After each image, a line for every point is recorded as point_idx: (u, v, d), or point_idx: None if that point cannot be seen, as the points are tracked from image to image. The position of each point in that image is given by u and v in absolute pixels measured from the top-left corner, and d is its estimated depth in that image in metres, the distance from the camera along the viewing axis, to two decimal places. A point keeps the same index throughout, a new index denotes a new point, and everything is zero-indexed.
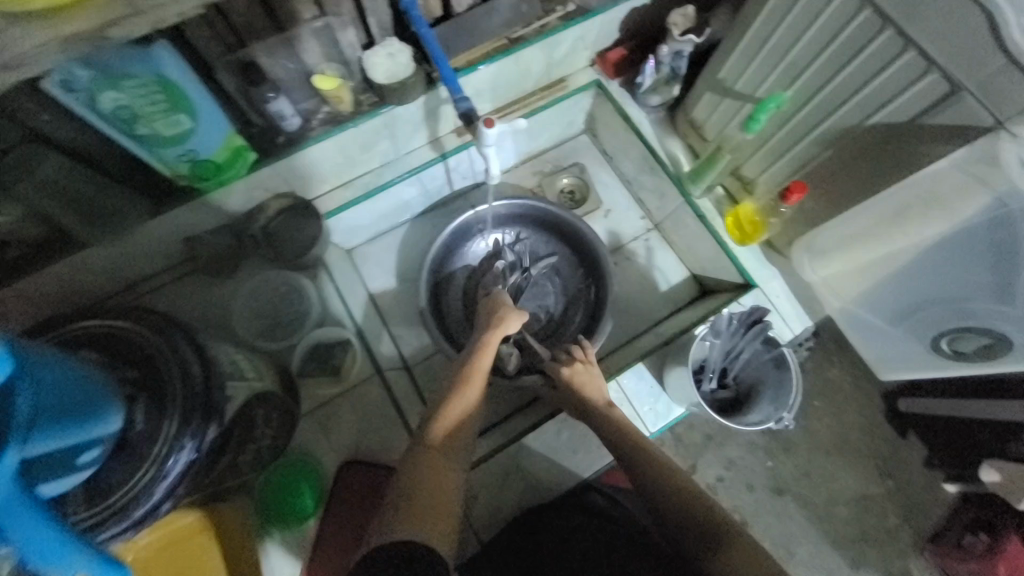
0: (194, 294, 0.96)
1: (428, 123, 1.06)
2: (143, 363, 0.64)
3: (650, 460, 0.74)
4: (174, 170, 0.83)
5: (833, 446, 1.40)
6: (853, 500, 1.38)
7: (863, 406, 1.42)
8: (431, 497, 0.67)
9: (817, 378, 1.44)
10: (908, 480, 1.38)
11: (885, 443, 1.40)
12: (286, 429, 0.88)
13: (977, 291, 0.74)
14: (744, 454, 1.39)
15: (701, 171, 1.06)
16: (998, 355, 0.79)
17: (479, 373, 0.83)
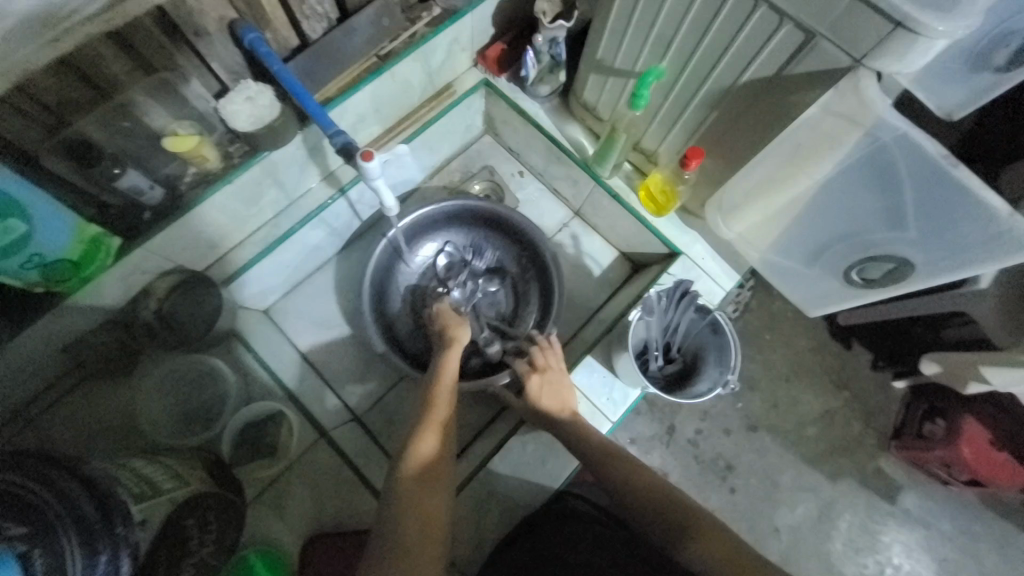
0: (93, 403, 0.87)
1: (315, 161, 0.98)
2: (25, 513, 0.52)
3: (626, 473, 0.79)
4: (26, 280, 0.72)
5: (792, 372, 1.47)
6: (819, 418, 1.45)
7: (809, 330, 1.50)
8: (416, 534, 0.66)
9: (764, 314, 1.50)
10: (862, 388, 1.47)
11: (836, 360, 1.49)
12: (236, 520, 0.79)
13: (874, 221, 0.77)
14: (714, 401, 1.44)
15: (604, 153, 1.04)
16: (903, 279, 0.83)
17: (446, 397, 0.82)
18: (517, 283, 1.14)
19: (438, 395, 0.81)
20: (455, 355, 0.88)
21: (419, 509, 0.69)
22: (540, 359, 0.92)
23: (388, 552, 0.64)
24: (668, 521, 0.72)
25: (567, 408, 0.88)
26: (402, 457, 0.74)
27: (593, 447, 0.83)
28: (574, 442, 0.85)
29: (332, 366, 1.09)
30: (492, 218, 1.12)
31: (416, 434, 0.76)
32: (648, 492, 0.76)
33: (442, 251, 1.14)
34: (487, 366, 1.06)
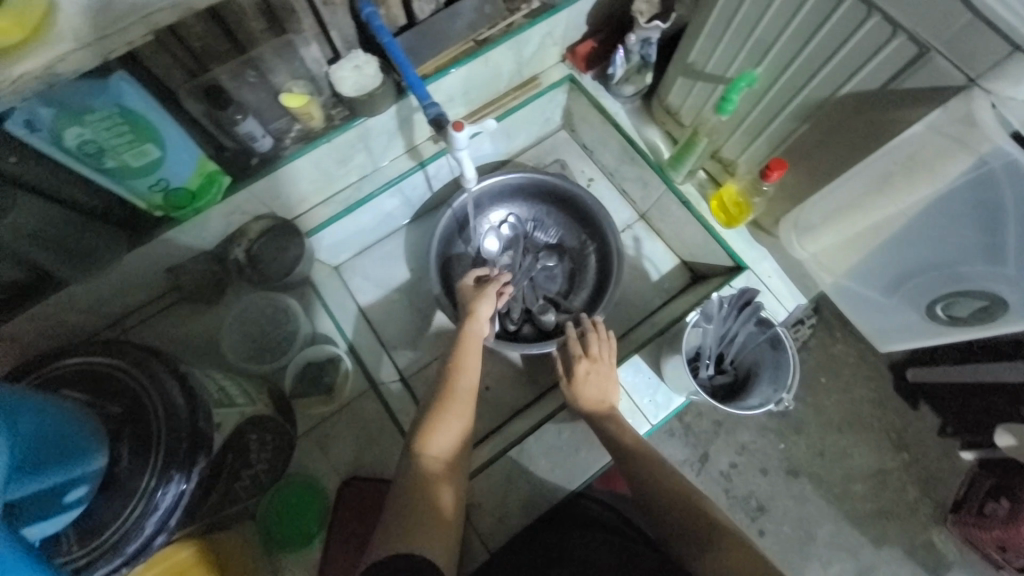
0: (182, 323, 0.98)
1: (403, 133, 1.05)
2: (121, 397, 0.61)
3: (655, 472, 0.79)
4: (149, 201, 0.82)
5: (845, 422, 1.39)
6: (870, 476, 1.36)
7: (872, 378, 1.41)
8: (425, 508, 0.67)
9: (823, 354, 1.42)
10: (923, 451, 1.37)
11: (897, 416, 1.39)
12: (286, 450, 0.86)
13: (972, 253, 0.72)
14: (753, 438, 1.38)
15: (681, 157, 1.04)
16: (994, 319, 0.77)
17: (469, 367, 0.83)
18: (575, 259, 1.18)
19: (460, 366, 0.83)
20: (477, 327, 0.90)
21: (443, 479, 0.72)
22: (599, 350, 0.93)
23: (401, 524, 0.64)
24: (690, 528, 0.72)
25: (608, 399, 0.89)
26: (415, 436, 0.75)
27: (624, 446, 0.83)
28: (609, 438, 0.85)
29: (386, 330, 1.15)
30: (559, 194, 1.16)
31: (435, 411, 0.77)
32: (674, 495, 0.75)
33: (506, 221, 1.18)
34: (540, 334, 1.10)
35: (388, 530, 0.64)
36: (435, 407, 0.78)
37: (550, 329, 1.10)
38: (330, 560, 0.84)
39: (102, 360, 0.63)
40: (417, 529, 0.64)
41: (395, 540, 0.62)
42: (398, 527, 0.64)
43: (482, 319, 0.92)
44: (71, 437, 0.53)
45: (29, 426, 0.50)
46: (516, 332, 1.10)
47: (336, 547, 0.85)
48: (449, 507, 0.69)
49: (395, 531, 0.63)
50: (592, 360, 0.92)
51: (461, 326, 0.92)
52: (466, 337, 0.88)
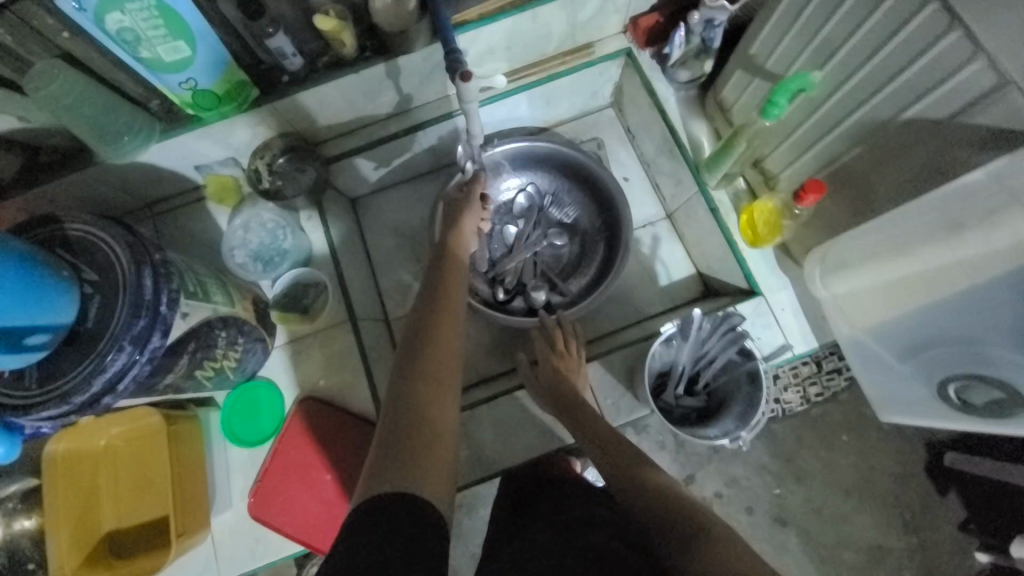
0: (201, 219, 1.06)
1: (436, 79, 1.03)
2: (101, 267, 0.66)
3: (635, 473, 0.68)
4: (179, 97, 0.87)
5: (855, 486, 1.27)
6: (866, 549, 1.24)
7: (901, 452, 1.28)
8: (423, 439, 0.60)
9: (847, 414, 1.29)
10: (936, 541, 1.24)
11: (919, 497, 1.25)
12: (258, 355, 0.94)
13: (1012, 330, 0.61)
14: (748, 475, 1.27)
15: (717, 158, 0.95)
16: (1009, 415, 0.67)
17: (457, 289, 0.78)
18: (585, 241, 1.12)
19: (448, 286, 0.78)
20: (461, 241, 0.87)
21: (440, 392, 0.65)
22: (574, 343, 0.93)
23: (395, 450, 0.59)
24: (666, 529, 0.60)
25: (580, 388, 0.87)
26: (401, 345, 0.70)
27: (606, 438, 0.76)
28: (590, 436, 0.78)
29: (392, 273, 1.17)
30: (583, 170, 1.11)
31: (428, 334, 0.70)
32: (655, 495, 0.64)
33: (523, 190, 1.13)
34: (530, 311, 1.07)
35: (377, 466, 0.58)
36: (428, 344, 0.69)
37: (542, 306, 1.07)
38: (269, 468, 0.91)
39: (94, 229, 0.68)
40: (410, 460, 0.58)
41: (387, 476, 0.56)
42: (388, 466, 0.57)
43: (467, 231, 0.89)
44: (40, 290, 0.58)
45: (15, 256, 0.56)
46: (505, 303, 1.07)
47: (279, 451, 0.92)
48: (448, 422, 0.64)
49: (386, 462, 0.58)
50: (563, 354, 0.91)
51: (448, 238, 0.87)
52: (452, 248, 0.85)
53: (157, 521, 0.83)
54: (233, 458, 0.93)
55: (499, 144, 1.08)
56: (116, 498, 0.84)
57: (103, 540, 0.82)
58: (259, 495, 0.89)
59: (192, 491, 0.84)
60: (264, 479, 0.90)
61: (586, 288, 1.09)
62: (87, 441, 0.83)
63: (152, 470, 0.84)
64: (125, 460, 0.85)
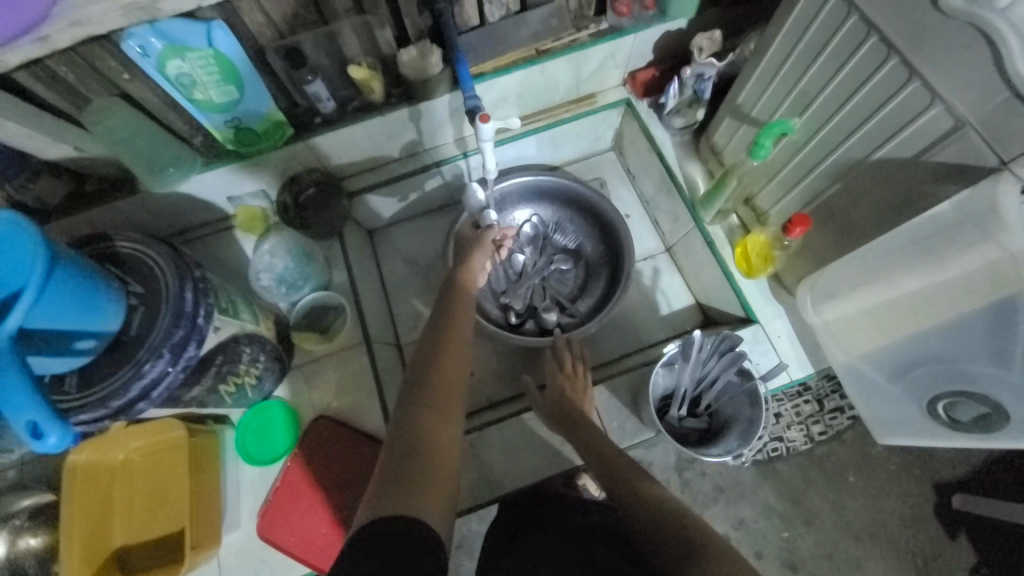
0: (229, 246, 1.12)
1: (454, 123, 1.13)
2: (146, 280, 0.72)
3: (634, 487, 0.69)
4: (223, 133, 0.97)
5: (866, 530, 1.24)
6: None
7: (907, 491, 1.28)
8: (421, 462, 0.61)
9: (850, 451, 1.30)
10: None
11: (927, 540, 1.25)
12: (276, 374, 0.98)
13: (991, 349, 0.66)
14: (753, 517, 1.23)
15: (711, 196, 1.04)
16: (997, 428, 0.72)
17: (464, 317, 0.82)
18: (589, 266, 1.19)
19: (457, 314, 0.82)
20: (472, 274, 0.92)
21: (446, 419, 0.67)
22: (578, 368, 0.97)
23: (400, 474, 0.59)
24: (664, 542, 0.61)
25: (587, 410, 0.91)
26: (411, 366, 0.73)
27: (606, 457, 0.77)
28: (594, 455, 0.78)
29: (406, 304, 1.23)
30: (584, 201, 1.19)
31: (437, 356, 0.73)
32: (657, 508, 0.65)
33: (530, 220, 1.21)
34: (541, 332, 1.13)
35: (380, 489, 0.58)
36: (433, 362, 0.72)
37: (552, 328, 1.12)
38: (281, 484, 0.93)
39: (142, 246, 0.74)
40: (417, 483, 0.58)
41: (389, 499, 0.56)
42: (392, 490, 0.57)
43: (477, 268, 0.94)
44: (92, 296, 0.63)
45: (73, 263, 0.61)
46: (517, 325, 1.13)
47: (293, 468, 0.93)
48: (453, 440, 0.65)
49: (389, 485, 0.58)
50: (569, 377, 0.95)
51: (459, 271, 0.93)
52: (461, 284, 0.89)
53: (168, 536, 0.84)
54: (245, 476, 0.95)
55: (508, 179, 1.17)
56: (132, 511, 0.86)
57: (112, 556, 0.82)
58: (270, 514, 0.91)
59: (206, 506, 0.86)
60: (273, 498, 0.92)
61: (593, 309, 1.15)
62: (105, 455, 0.85)
63: (168, 484, 0.86)
64: (141, 474, 0.87)
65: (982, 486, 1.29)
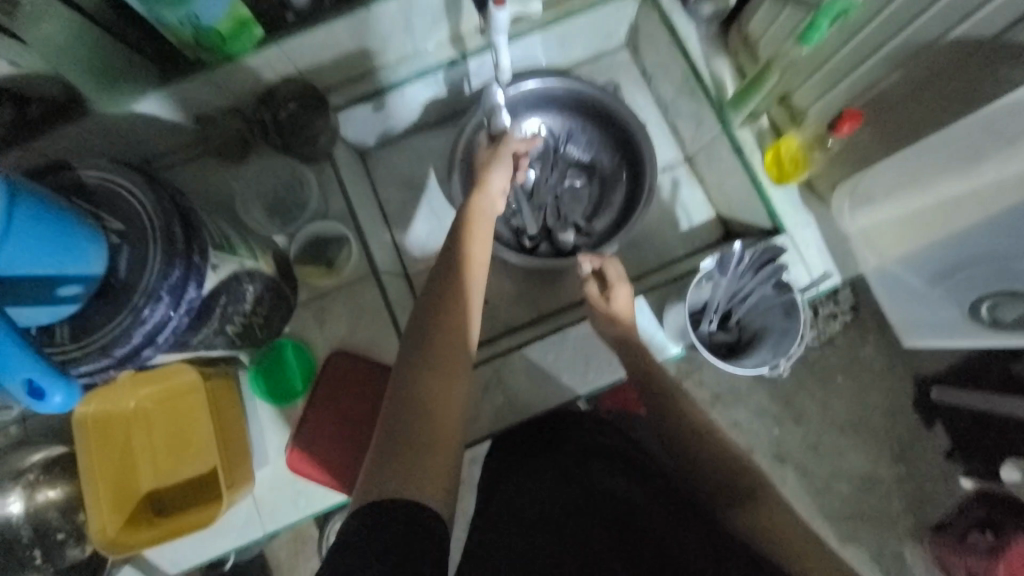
0: (204, 175, 0.99)
1: (449, 17, 0.97)
2: (124, 214, 0.63)
3: (685, 419, 0.73)
4: (180, 37, 0.80)
5: (849, 423, 1.33)
6: (857, 479, 1.31)
7: (892, 390, 1.32)
8: (418, 438, 0.59)
9: (847, 355, 1.34)
10: (923, 470, 1.30)
11: (906, 431, 1.31)
12: (283, 313, 0.92)
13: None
14: (751, 418, 1.33)
15: (745, 93, 0.93)
16: None
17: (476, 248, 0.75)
18: (604, 181, 1.11)
19: (468, 245, 0.74)
20: (484, 199, 0.81)
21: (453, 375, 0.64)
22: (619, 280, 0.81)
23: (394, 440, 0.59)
24: (714, 483, 0.67)
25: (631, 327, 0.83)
26: (425, 311, 0.69)
27: (665, 391, 0.76)
28: (647, 393, 0.77)
29: (407, 232, 1.14)
30: (598, 108, 1.08)
31: (446, 304, 0.68)
32: (707, 450, 0.69)
33: (539, 131, 1.10)
34: (557, 253, 1.06)
35: (376, 471, 0.57)
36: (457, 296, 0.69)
37: (568, 249, 1.06)
38: (307, 420, 0.90)
39: (112, 176, 0.64)
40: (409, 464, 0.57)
41: (387, 482, 0.55)
42: (383, 470, 0.56)
43: (490, 189, 0.82)
44: (64, 236, 0.54)
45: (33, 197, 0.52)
46: (532, 249, 1.06)
47: (316, 402, 0.90)
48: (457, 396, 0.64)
49: (386, 464, 0.57)
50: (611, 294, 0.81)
51: (471, 196, 0.82)
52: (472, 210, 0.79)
53: (198, 476, 0.82)
54: (265, 418, 0.92)
55: (515, 84, 1.04)
56: (152, 456, 0.83)
57: (142, 501, 0.81)
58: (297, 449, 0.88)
59: (233, 446, 0.84)
60: (301, 430, 0.89)
61: (610, 228, 1.08)
62: (116, 404, 0.81)
63: (189, 428, 0.83)
64: (158, 421, 0.83)
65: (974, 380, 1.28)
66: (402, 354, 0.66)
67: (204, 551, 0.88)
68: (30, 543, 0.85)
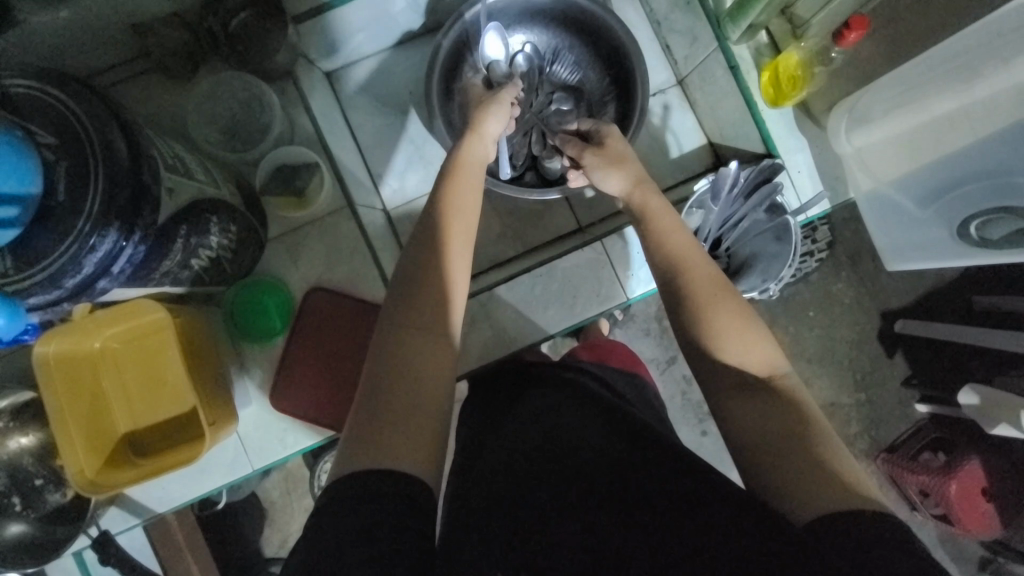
0: (153, 97, 0.88)
1: None
2: (60, 127, 0.55)
3: (700, 302, 0.63)
4: None
5: (818, 354, 1.37)
6: (821, 405, 1.38)
7: (860, 320, 1.36)
8: (401, 396, 0.57)
9: (820, 290, 1.37)
10: (882, 397, 1.37)
11: (870, 359, 1.37)
12: (253, 247, 0.85)
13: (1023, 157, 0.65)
14: None
15: (745, 7, 0.87)
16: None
17: (460, 188, 0.73)
18: (591, 105, 1.05)
19: (449, 193, 0.71)
20: (479, 146, 0.79)
21: (439, 322, 0.63)
22: (587, 124, 0.84)
23: (374, 394, 0.58)
24: (719, 377, 0.60)
25: (638, 176, 0.75)
26: (413, 251, 0.66)
27: (693, 286, 0.64)
28: (671, 302, 0.66)
29: (378, 163, 1.06)
30: (585, 21, 1.00)
31: (433, 247, 0.66)
32: (711, 339, 0.61)
33: (523, 49, 1.03)
34: (544, 182, 1.03)
35: (353, 439, 0.55)
36: (440, 242, 0.67)
37: (554, 179, 1.02)
38: (290, 356, 0.88)
39: (40, 83, 0.55)
40: (389, 425, 0.55)
41: (366, 451, 0.54)
42: (364, 435, 0.55)
43: (484, 138, 0.81)
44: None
45: None
46: (518, 177, 1.02)
47: (298, 340, 0.88)
48: (448, 341, 0.62)
49: (364, 429, 0.55)
50: (599, 141, 0.81)
51: (464, 141, 0.80)
52: (461, 158, 0.77)
53: (176, 416, 0.79)
54: (245, 361, 0.89)
55: None
56: (127, 398, 0.79)
57: (120, 443, 0.78)
58: (281, 389, 0.87)
59: (214, 388, 0.81)
60: (282, 372, 0.88)
61: None
62: (79, 344, 0.75)
63: (162, 368, 0.78)
64: (128, 361, 0.78)
65: (936, 310, 1.33)
66: (392, 299, 0.64)
67: (193, 488, 0.88)
68: (6, 491, 0.81)
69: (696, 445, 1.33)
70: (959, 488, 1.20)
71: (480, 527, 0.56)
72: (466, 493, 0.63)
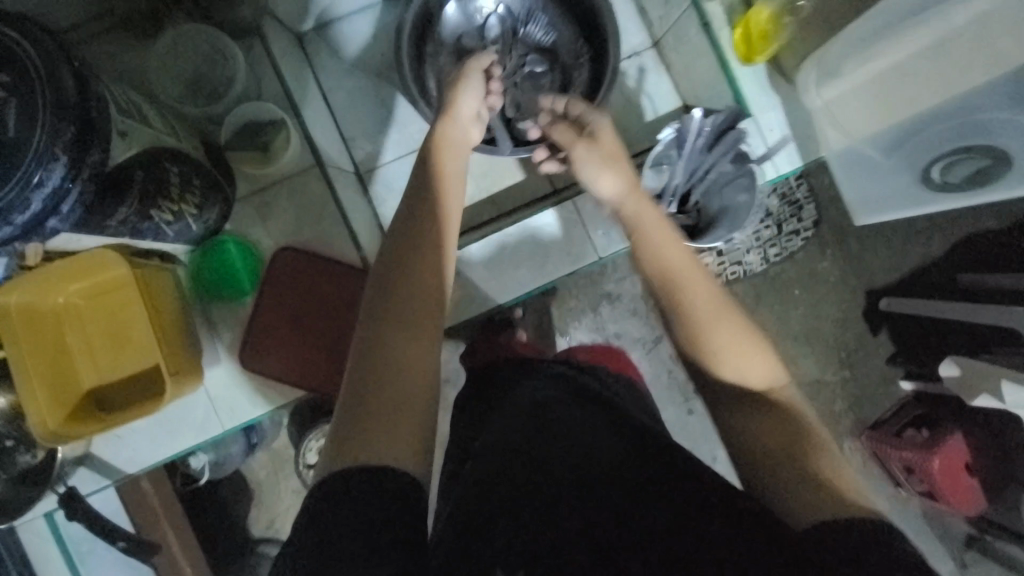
0: (116, 53, 0.87)
1: None
2: (6, 63, 0.54)
3: (698, 299, 0.61)
4: None
5: (803, 333, 1.37)
6: (807, 383, 1.38)
7: (844, 297, 1.36)
8: (389, 391, 0.55)
9: (805, 268, 1.35)
10: (865, 372, 1.38)
11: (854, 335, 1.37)
12: (219, 206, 0.84)
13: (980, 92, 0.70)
14: None
15: None
16: (983, 176, 0.80)
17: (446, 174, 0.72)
18: (565, 66, 1.04)
19: (432, 185, 0.69)
20: (454, 130, 0.77)
21: (427, 314, 0.60)
22: (578, 109, 0.80)
23: (356, 395, 0.55)
24: (725, 390, 0.60)
25: (631, 180, 0.72)
26: (391, 233, 0.65)
27: (679, 285, 0.62)
28: (664, 310, 0.64)
29: (352, 128, 1.05)
30: None
31: (412, 235, 0.64)
32: (710, 348, 0.60)
33: (495, 10, 1.02)
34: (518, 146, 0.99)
35: (340, 438, 0.53)
36: (425, 230, 0.64)
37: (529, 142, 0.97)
38: (258, 317, 0.87)
39: None
40: (374, 417, 0.54)
41: (356, 445, 0.52)
42: (353, 430, 0.53)
43: (458, 120, 0.78)
44: None
45: None
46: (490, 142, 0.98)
47: (267, 301, 0.87)
48: (430, 328, 0.60)
49: (347, 424, 0.54)
50: (592, 133, 0.77)
51: (437, 125, 0.78)
52: (439, 141, 0.75)
53: (142, 372, 0.79)
54: (211, 321, 0.88)
55: None
56: (91, 353, 0.79)
57: (84, 398, 0.78)
58: (249, 353, 0.86)
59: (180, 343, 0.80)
60: (250, 338, 0.87)
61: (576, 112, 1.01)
62: (43, 299, 0.75)
63: (126, 324, 0.78)
64: (90, 316, 0.78)
65: (917, 283, 1.33)
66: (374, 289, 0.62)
67: (163, 449, 0.88)
68: None
69: (682, 422, 1.33)
70: (940, 463, 1.18)
71: (483, 521, 0.54)
72: (463, 488, 0.62)
